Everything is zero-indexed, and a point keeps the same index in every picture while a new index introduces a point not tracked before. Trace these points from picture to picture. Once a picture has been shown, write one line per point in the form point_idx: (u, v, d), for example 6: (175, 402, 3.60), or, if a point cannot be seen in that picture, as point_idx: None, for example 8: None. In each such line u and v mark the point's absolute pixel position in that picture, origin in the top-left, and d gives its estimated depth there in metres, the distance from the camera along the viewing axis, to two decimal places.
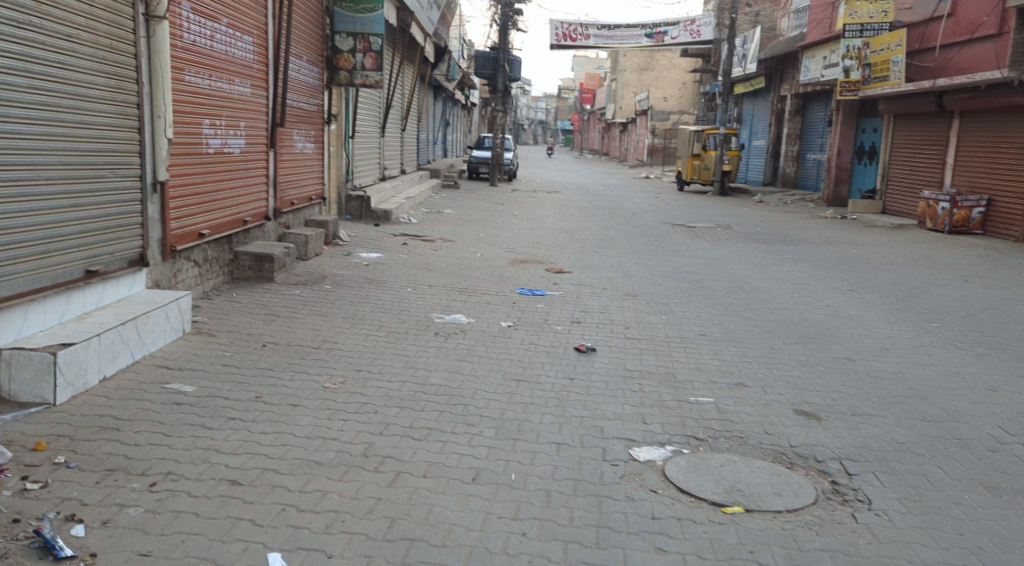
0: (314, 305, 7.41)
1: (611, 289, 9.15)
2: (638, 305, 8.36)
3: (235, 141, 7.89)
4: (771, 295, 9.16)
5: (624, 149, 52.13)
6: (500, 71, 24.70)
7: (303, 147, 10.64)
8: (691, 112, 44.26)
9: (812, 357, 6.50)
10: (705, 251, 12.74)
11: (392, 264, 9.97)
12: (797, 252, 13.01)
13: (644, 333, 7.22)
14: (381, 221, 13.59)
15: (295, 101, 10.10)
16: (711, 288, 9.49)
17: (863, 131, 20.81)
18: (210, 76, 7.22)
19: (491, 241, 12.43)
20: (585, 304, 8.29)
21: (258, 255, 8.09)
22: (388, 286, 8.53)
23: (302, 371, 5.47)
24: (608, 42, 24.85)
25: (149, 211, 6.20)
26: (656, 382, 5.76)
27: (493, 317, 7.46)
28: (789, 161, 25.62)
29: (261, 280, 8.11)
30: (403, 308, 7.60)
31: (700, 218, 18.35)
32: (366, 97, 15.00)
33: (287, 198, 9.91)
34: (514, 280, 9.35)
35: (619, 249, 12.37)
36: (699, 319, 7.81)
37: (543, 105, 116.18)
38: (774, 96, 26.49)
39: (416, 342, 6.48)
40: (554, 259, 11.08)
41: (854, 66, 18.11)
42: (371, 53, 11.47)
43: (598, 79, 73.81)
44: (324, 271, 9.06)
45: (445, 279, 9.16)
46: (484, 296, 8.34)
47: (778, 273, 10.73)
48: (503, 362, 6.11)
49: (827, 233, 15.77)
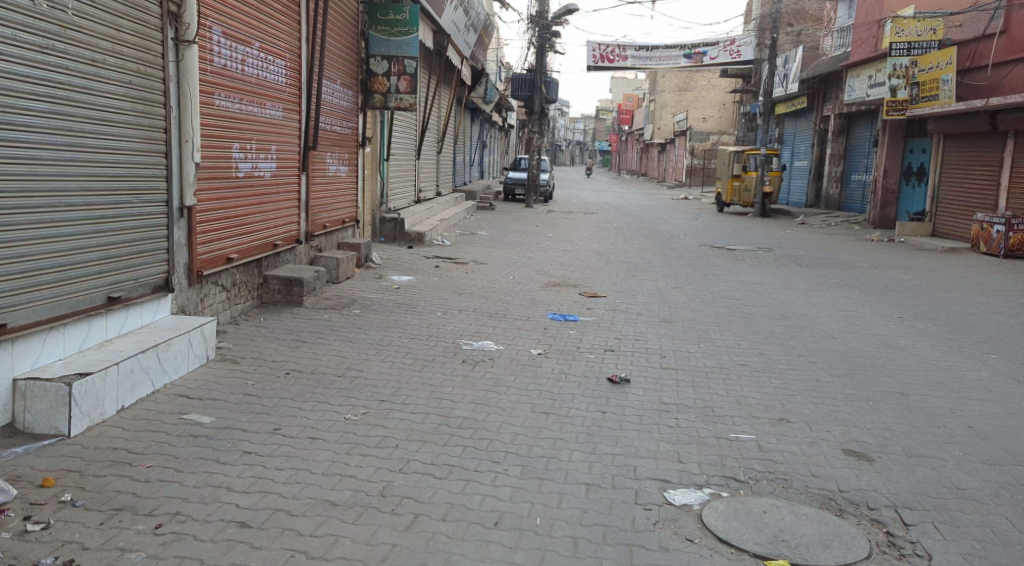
0: (341, 331, 7.26)
1: (647, 315, 8.89)
2: (675, 333, 8.09)
3: (265, 165, 7.80)
4: (814, 322, 8.84)
5: (663, 169, 51.75)
6: (537, 93, 24.60)
7: (336, 170, 10.56)
8: (731, 132, 43.81)
9: (857, 391, 6.20)
10: (745, 274, 12.40)
11: (423, 288, 9.82)
12: (840, 276, 12.63)
13: (680, 362, 6.95)
14: (414, 243, 13.49)
15: (328, 123, 10.03)
16: (751, 315, 9.18)
17: (911, 151, 20.30)
18: (241, 100, 7.14)
19: (526, 265, 12.25)
20: (620, 331, 8.05)
21: (287, 279, 7.97)
22: (418, 311, 8.37)
23: (324, 401, 5.31)
24: (645, 63, 24.73)
25: (177, 237, 6.08)
26: (692, 416, 5.50)
27: (525, 344, 7.26)
28: (833, 181, 25.09)
29: (290, 305, 7.99)
30: (432, 334, 7.43)
31: (739, 240, 17.97)
32: (401, 119, 14.95)
33: (319, 221, 9.83)
34: (546, 305, 9.14)
35: (656, 273, 12.10)
36: (739, 348, 7.53)
37: (581, 126, 116.22)
38: (817, 117, 26.04)
39: (444, 370, 6.30)
40: (589, 283, 10.85)
41: (901, 85, 17.42)
42: (405, 76, 11.39)
43: (637, 100, 73.59)
44: (355, 295, 8.93)
45: (477, 303, 8.99)
46: (515, 322, 8.14)
47: (822, 299, 10.38)
48: (532, 392, 5.89)
49: (872, 256, 15.32)
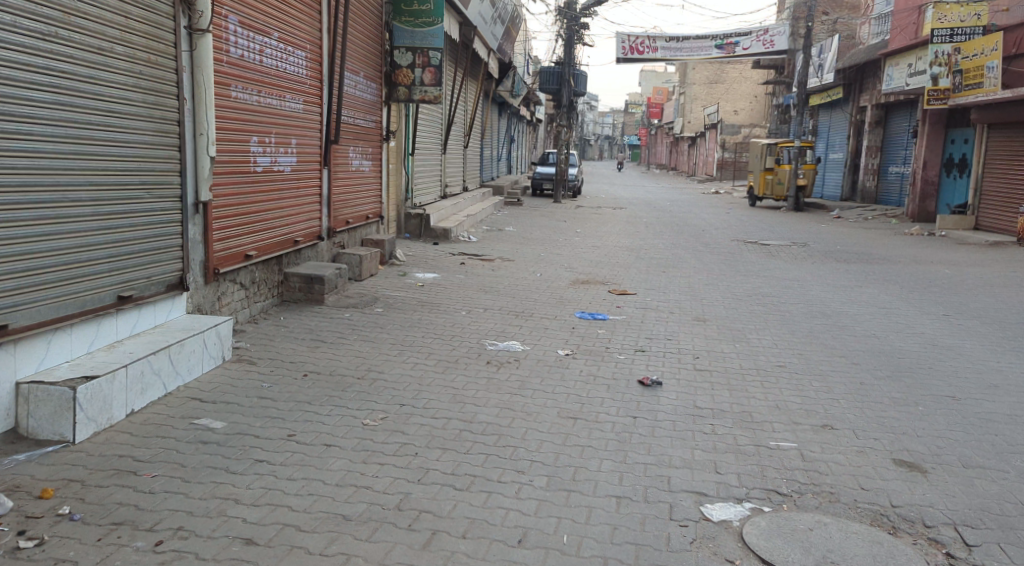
0: (362, 331, 7.04)
1: (679, 314, 8.57)
2: (708, 332, 7.76)
3: (285, 159, 7.59)
4: (855, 321, 8.47)
5: (692, 163, 51.09)
6: (565, 86, 24.23)
7: (359, 164, 10.34)
8: (762, 126, 43.12)
9: (904, 396, 5.87)
10: (780, 271, 12.01)
11: (448, 285, 9.58)
12: (879, 272, 12.20)
13: (715, 364, 6.63)
14: (440, 239, 13.28)
15: (351, 117, 9.81)
16: (788, 313, 8.83)
17: (952, 142, 19.72)
18: (259, 92, 6.93)
19: (553, 261, 11.98)
20: (651, 331, 7.74)
21: (308, 276, 7.77)
22: (442, 310, 8.14)
23: (341, 406, 5.08)
24: (676, 54, 24.24)
25: (191, 233, 5.86)
26: (729, 423, 5.21)
27: (552, 344, 6.99)
28: (869, 174, 24.49)
29: (311, 303, 7.79)
30: (456, 333, 7.19)
31: (773, 235, 17.52)
32: (427, 112, 14.71)
33: (342, 217, 9.63)
34: (574, 303, 8.86)
35: (687, 269, 11.75)
36: (776, 348, 7.19)
37: (610, 120, 115.43)
38: (853, 108, 25.46)
39: (468, 372, 6.05)
40: (619, 280, 10.55)
41: (944, 73, 17.31)
42: (431, 68, 11.17)
43: (666, 93, 72.82)
44: (378, 293, 8.71)
45: (503, 301, 8.74)
46: (542, 321, 7.88)
47: (861, 296, 9.99)
48: (559, 395, 5.62)
49: (912, 252, 14.84)
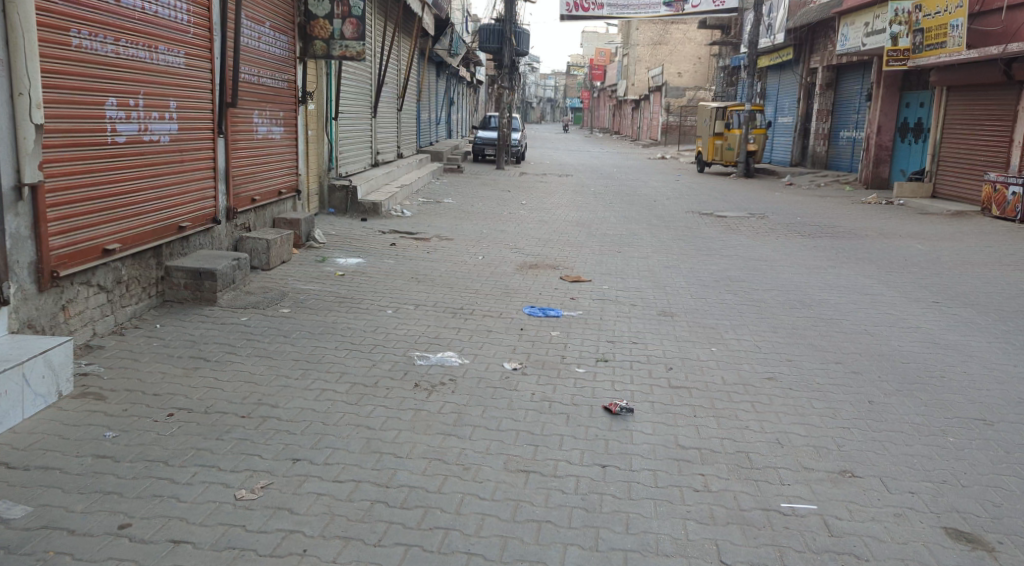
0: (259, 341, 5.65)
1: (641, 307, 7.37)
2: (678, 332, 6.57)
3: (161, 126, 6.10)
4: (840, 314, 7.38)
5: (636, 127, 50.06)
6: (505, 45, 22.70)
7: (267, 131, 8.86)
8: (707, 88, 42.27)
9: (928, 422, 4.76)
10: (744, 249, 10.92)
11: (374, 274, 8.22)
12: (850, 248, 11.21)
13: (693, 379, 5.44)
14: (368, 215, 11.86)
15: (252, 75, 8.29)
16: (765, 304, 7.71)
17: (907, 105, 18.97)
18: (117, 41, 5.46)
19: (496, 239, 10.70)
20: (613, 332, 6.51)
21: (196, 269, 6.32)
22: (363, 308, 6.79)
23: (212, 465, 3.72)
24: (623, 12, 22.53)
25: (10, 227, 4.44)
26: (724, 473, 4.02)
27: (496, 357, 5.70)
28: (820, 139, 23.69)
29: (200, 303, 6.35)
30: (376, 342, 5.86)
31: (729, 205, 16.48)
32: (353, 70, 13.21)
33: (245, 194, 8.16)
34: (520, 296, 7.60)
35: (644, 248, 10.55)
36: (762, 353, 6.04)
37: (552, 83, 113.58)
38: (804, 69, 24.67)
39: (387, 401, 4.73)
40: (570, 262, 9.32)
41: (904, 32, 16.35)
42: (352, 19, 9.66)
43: (609, 54, 71.25)
44: (288, 287, 7.31)
45: (437, 294, 7.43)
46: (482, 322, 6.58)
47: (840, 280, 8.93)
48: (505, 435, 4.35)
49: (876, 223, 13.95)
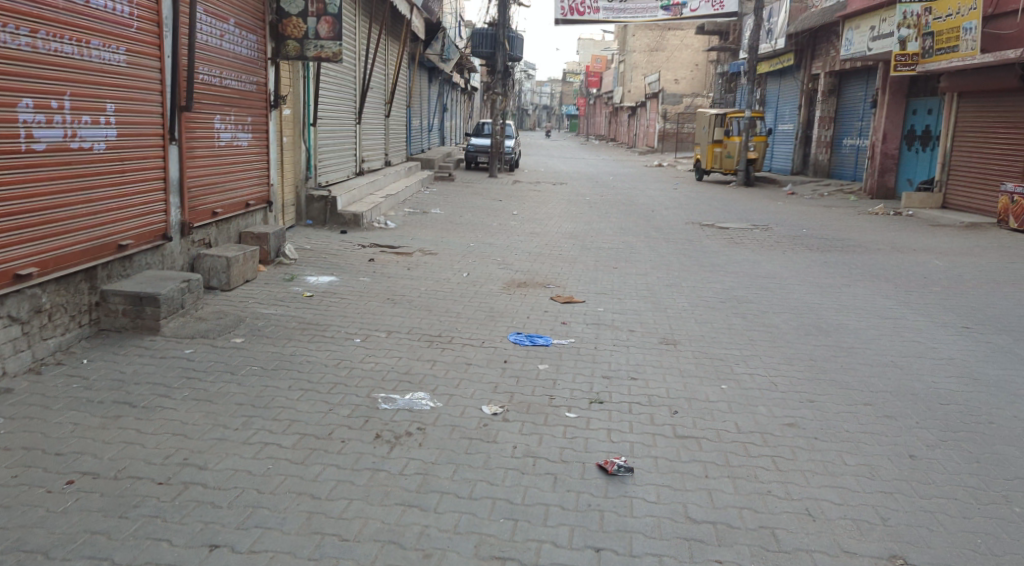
0: (200, 380, 4.88)
1: (640, 334, 6.62)
2: (683, 366, 5.82)
3: (95, 133, 5.39)
4: (860, 342, 6.63)
5: (632, 134, 49.41)
6: (498, 50, 21.98)
7: (231, 138, 8.10)
8: (704, 94, 41.68)
9: (984, 485, 4.06)
10: (749, 265, 10.18)
11: (346, 295, 7.48)
12: (862, 264, 10.48)
13: (703, 427, 4.69)
14: (348, 226, 11.12)
15: (213, 76, 7.53)
16: (777, 329, 6.97)
17: (914, 112, 18.30)
18: (33, 32, 4.79)
19: (484, 254, 9.96)
20: (608, 365, 5.75)
21: (136, 292, 5.56)
22: (328, 336, 6.04)
23: (104, 556, 3.05)
24: (619, 17, 21.14)
25: None
26: (746, 560, 3.34)
27: (474, 399, 4.94)
28: (822, 147, 23.01)
29: (140, 332, 5.60)
30: (336, 380, 5.09)
31: (730, 215, 15.77)
32: (335, 73, 12.51)
33: (204, 206, 7.41)
34: (505, 320, 6.85)
35: (643, 264, 9.81)
36: (779, 393, 5.29)
37: (548, 90, 113.04)
38: (805, 75, 24.02)
39: (341, 459, 3.98)
40: (562, 280, 8.58)
41: (912, 36, 15.78)
42: (327, 17, 8.97)
43: (606, 62, 70.61)
44: (247, 311, 6.56)
45: (412, 319, 6.67)
46: (460, 353, 5.83)
47: (856, 301, 8.19)
48: (478, 506, 3.61)
49: (885, 236, 13.25)
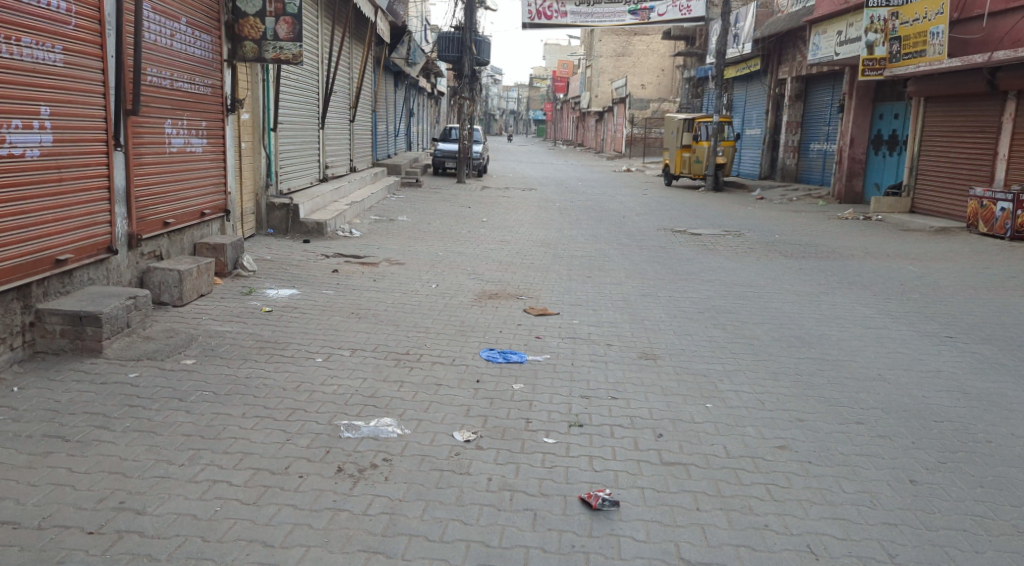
0: (144, 409, 4.47)
1: (618, 348, 6.31)
2: (665, 383, 5.51)
3: (26, 137, 5.08)
4: (845, 354, 6.38)
5: (600, 139, 49.37)
6: (465, 54, 21.65)
7: (184, 144, 7.68)
8: (671, 99, 41.78)
9: (992, 513, 3.78)
10: (725, 272, 9.94)
11: (307, 309, 7.07)
12: (839, 270, 10.29)
13: (691, 452, 4.37)
14: (311, 235, 10.71)
15: (163, 78, 7.12)
16: (760, 341, 6.70)
17: (880, 117, 18.29)
18: None
19: (453, 263, 9.60)
20: (587, 384, 5.43)
21: (75, 311, 5.20)
22: (288, 356, 5.64)
23: None
24: (587, 21, 20.81)
25: None
26: None
27: (445, 425, 4.57)
28: (790, 152, 22.97)
29: (80, 354, 5.23)
30: (295, 405, 4.71)
31: (701, 221, 15.59)
32: (297, 77, 12.10)
33: (154, 216, 6.99)
34: (477, 334, 6.49)
35: (617, 273, 9.53)
36: (767, 412, 5.00)
37: (515, 95, 113.01)
38: (772, 80, 23.99)
39: (298, 498, 3.61)
40: (534, 291, 8.26)
41: (880, 41, 15.39)
42: (286, 17, 8.48)
43: (573, 67, 70.58)
44: (200, 328, 6.15)
45: (378, 336, 6.29)
46: (430, 373, 5.46)
47: (837, 310, 7.96)
48: (452, 554, 3.28)
49: (858, 241, 13.12)
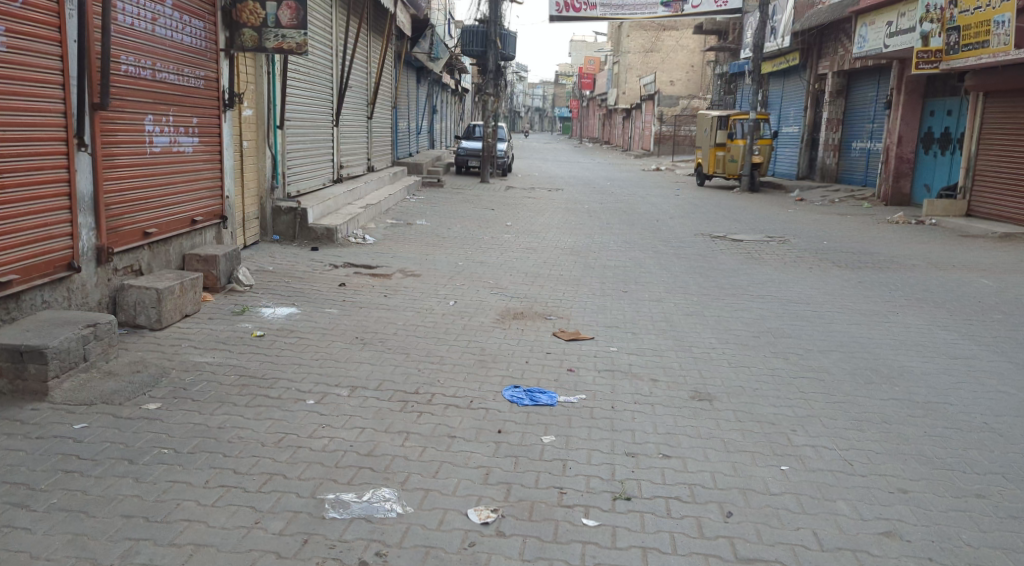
0: (80, 476, 3.59)
1: (665, 385, 5.33)
2: (726, 434, 4.53)
3: None
4: (936, 393, 5.35)
5: (627, 137, 48.29)
6: (490, 48, 20.70)
7: (170, 143, 6.81)
8: (701, 96, 40.61)
9: None
10: (776, 286, 8.92)
11: (306, 332, 6.17)
12: (904, 284, 9.22)
13: (771, 542, 3.41)
14: (320, 242, 9.81)
15: (142, 68, 6.26)
16: (832, 376, 5.66)
17: (932, 113, 17.10)
18: None
19: (474, 275, 8.66)
20: (632, 436, 4.44)
21: (15, 345, 4.37)
22: (275, 397, 4.72)
23: None
24: (617, 13, 19.69)
25: None
26: None
27: (457, 499, 3.62)
28: (830, 150, 21.79)
29: (23, 397, 4.41)
30: (272, 469, 3.79)
31: (742, 225, 14.52)
32: (306, 71, 11.20)
33: (131, 226, 6.13)
34: (499, 367, 5.54)
35: (656, 287, 8.53)
36: (860, 478, 4.00)
37: (540, 92, 111.84)
38: (811, 75, 22.78)
39: None
40: (565, 309, 7.30)
41: (936, 31, 14.48)
42: (288, 2, 7.64)
43: (599, 64, 69.51)
44: (176, 359, 5.27)
45: (384, 368, 5.36)
46: (442, 421, 4.50)
47: (913, 333, 6.92)
48: None
49: (915, 248, 12.02)
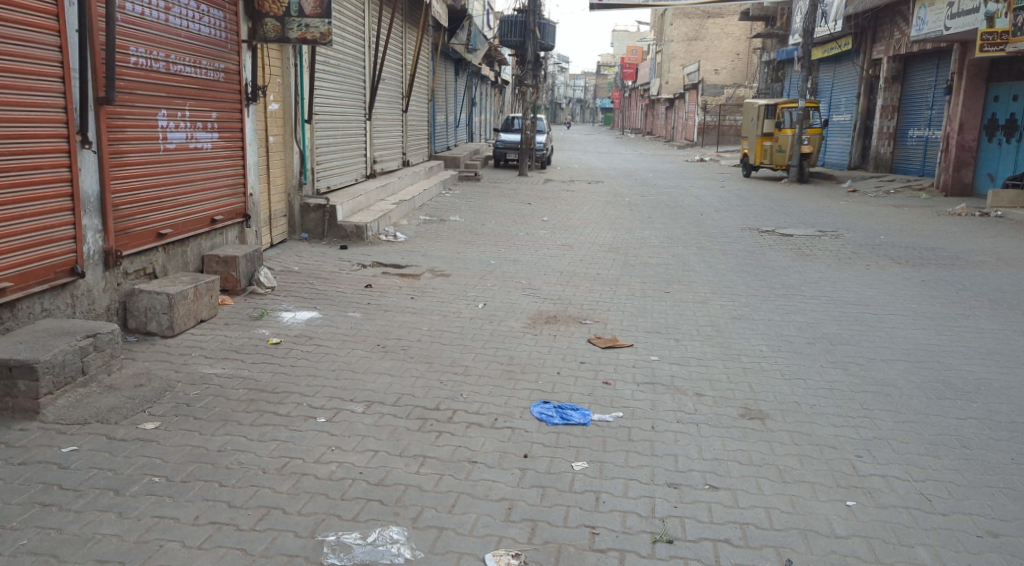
0: (59, 513, 3.25)
1: (712, 400, 4.84)
2: (781, 460, 4.04)
3: None
4: (1018, 412, 4.78)
5: (670, 127, 47.33)
6: (528, 38, 20.15)
7: (187, 139, 6.48)
8: (747, 84, 39.56)
9: None
10: (830, 285, 8.34)
11: (325, 338, 5.81)
12: (971, 282, 8.55)
13: None
14: (349, 240, 9.45)
15: (153, 60, 5.93)
16: (898, 390, 5.11)
17: (995, 99, 16.20)
18: None
19: (507, 274, 8.22)
20: (674, 462, 3.97)
21: (4, 360, 4.06)
22: (283, 414, 4.34)
23: None
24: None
25: None
26: None
27: (474, 541, 3.22)
28: (884, 139, 20.88)
29: (14, 415, 4.10)
30: (271, 501, 3.41)
31: (791, 218, 13.86)
32: (336, 64, 10.84)
33: (143, 227, 5.81)
34: (529, 379, 5.10)
35: (701, 287, 8.01)
36: (938, 518, 3.49)
37: (581, 83, 110.74)
38: (864, 60, 21.86)
39: None
40: (602, 312, 6.83)
41: (1002, 12, 13.66)
42: None
43: (642, 53, 68.39)
44: (183, 370, 4.94)
45: (404, 381, 4.95)
46: (463, 443, 4.08)
47: (986, 339, 6.32)
48: None
49: (980, 242, 11.28)
